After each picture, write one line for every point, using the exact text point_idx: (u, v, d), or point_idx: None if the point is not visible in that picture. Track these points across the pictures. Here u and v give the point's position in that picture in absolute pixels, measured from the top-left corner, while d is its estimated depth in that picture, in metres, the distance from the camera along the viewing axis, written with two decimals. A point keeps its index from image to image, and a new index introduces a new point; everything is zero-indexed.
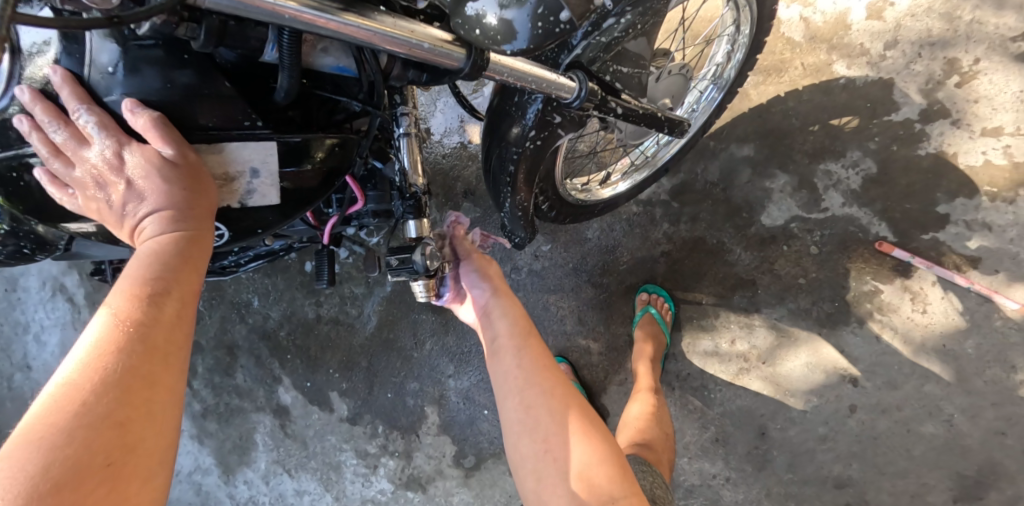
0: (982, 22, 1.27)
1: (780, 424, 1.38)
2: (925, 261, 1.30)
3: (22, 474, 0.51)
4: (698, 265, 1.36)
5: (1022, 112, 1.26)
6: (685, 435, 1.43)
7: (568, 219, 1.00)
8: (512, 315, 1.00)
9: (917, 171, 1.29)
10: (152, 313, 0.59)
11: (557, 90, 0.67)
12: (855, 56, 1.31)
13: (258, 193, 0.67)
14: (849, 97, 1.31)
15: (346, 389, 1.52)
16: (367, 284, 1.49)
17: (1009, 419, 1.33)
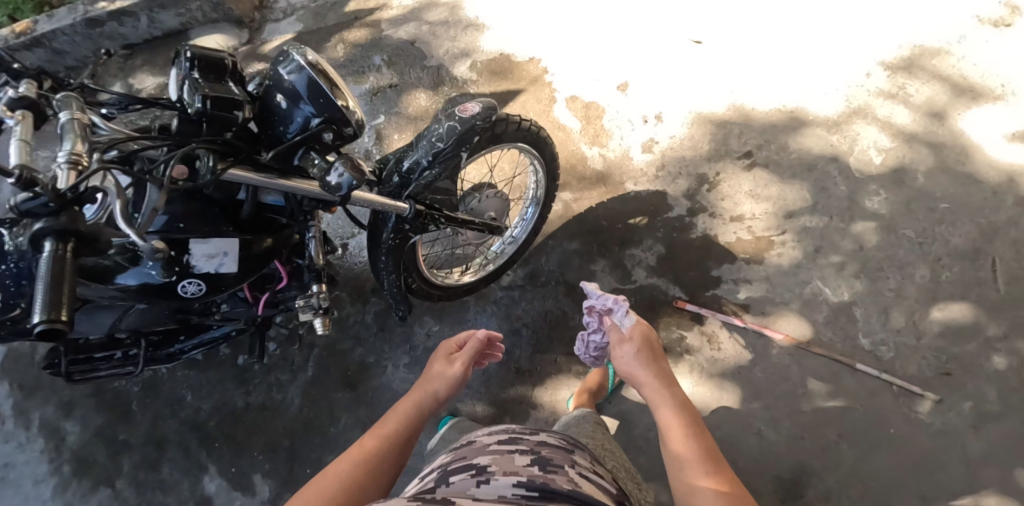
0: (715, 150, 1.94)
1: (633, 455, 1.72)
2: (709, 310, 1.82)
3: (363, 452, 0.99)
4: (552, 332, 1.81)
5: (753, 205, 1.90)
6: None
7: (435, 294, 1.52)
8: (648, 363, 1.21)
9: (692, 248, 1.86)
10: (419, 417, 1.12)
11: (397, 209, 1.21)
12: (639, 177, 1.92)
13: (225, 265, 1.06)
14: (638, 203, 1.89)
15: (269, 471, 1.85)
16: (292, 371, 1.93)
17: (802, 426, 1.73)
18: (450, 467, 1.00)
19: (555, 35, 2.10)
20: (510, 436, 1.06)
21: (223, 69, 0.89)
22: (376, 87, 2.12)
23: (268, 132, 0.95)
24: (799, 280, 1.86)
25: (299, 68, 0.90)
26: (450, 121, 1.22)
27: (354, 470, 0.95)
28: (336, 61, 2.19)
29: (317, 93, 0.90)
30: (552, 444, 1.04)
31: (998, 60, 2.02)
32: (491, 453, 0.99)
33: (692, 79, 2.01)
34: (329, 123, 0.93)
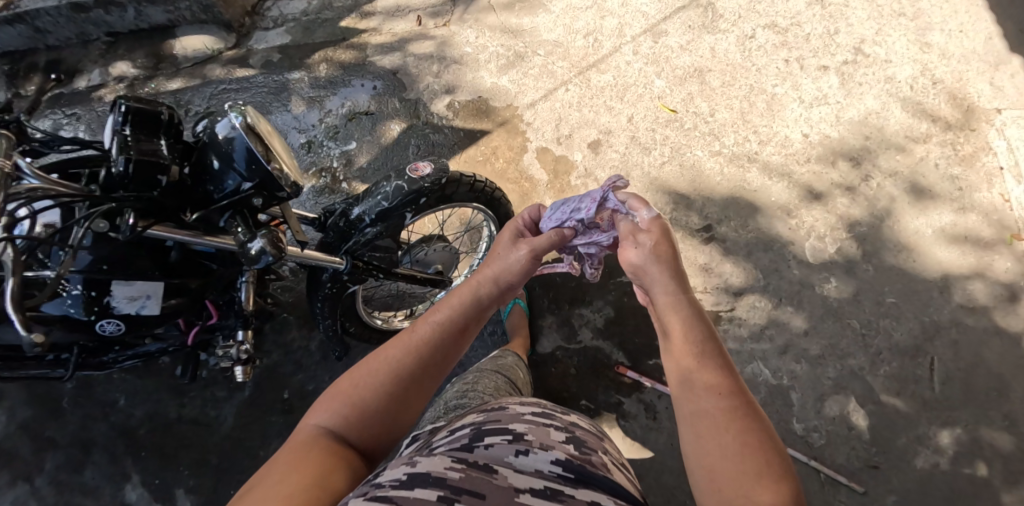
0: (675, 220, 1.98)
1: None
2: (651, 380, 1.80)
3: (391, 364, 1.02)
4: None
5: (703, 279, 1.94)
6: None
7: (373, 338, 1.55)
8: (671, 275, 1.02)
9: (640, 315, 1.89)
10: (469, 323, 1.11)
11: (331, 264, 1.25)
12: None
13: (147, 306, 1.06)
14: None
15: (192, 486, 1.87)
16: (230, 389, 1.95)
17: None
18: (481, 427, 0.96)
19: (536, 83, 2.12)
20: (543, 411, 1.04)
21: (158, 124, 0.90)
22: (353, 112, 2.12)
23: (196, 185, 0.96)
24: (739, 358, 1.89)
25: (235, 130, 0.91)
26: (403, 180, 1.28)
27: (404, 365, 1.02)
28: (317, 79, 2.18)
29: (249, 157, 0.92)
30: (583, 428, 1.03)
31: (957, 164, 2.08)
32: (527, 422, 0.97)
33: (662, 145, 2.04)
34: (258, 185, 0.94)
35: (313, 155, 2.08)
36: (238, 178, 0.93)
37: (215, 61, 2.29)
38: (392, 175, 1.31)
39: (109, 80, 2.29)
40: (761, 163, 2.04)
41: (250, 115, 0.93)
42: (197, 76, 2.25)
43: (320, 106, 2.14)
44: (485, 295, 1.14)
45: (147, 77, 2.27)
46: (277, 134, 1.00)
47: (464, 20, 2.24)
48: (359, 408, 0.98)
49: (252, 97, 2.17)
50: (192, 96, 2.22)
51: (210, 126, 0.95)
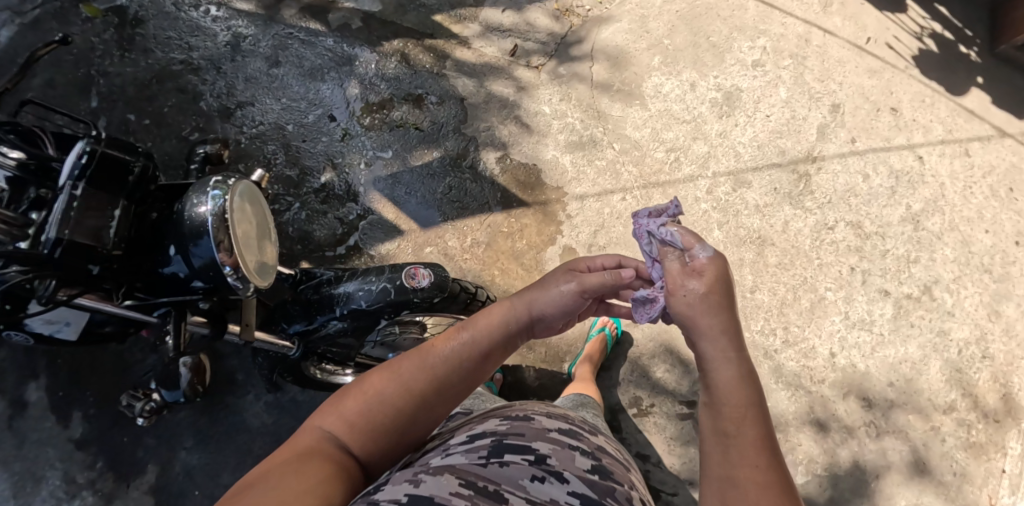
0: (665, 381, 1.84)
1: None
2: None
3: (416, 378, 0.94)
4: None
5: (664, 452, 1.79)
6: None
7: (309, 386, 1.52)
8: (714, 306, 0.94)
9: None
10: (502, 346, 1.03)
11: (280, 346, 1.20)
12: None
13: (62, 332, 0.98)
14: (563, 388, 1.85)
15: (91, 416, 1.87)
16: None
17: None
18: (502, 442, 0.88)
19: (596, 178, 1.97)
20: (570, 428, 0.98)
21: (122, 178, 0.87)
22: (405, 122, 1.99)
23: (144, 251, 0.91)
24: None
25: (211, 212, 0.87)
26: (393, 280, 1.20)
27: (419, 384, 0.93)
28: (387, 68, 2.03)
29: (212, 244, 0.86)
30: (611, 455, 0.97)
31: (964, 450, 1.86)
32: (551, 443, 0.90)
33: None
34: (213, 280, 0.88)
35: (347, 147, 1.95)
36: (193, 262, 0.87)
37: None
38: (380, 275, 1.21)
39: None
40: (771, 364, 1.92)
41: (233, 195, 0.89)
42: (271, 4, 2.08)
43: (376, 99, 1.99)
44: (517, 320, 1.05)
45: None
46: (259, 210, 0.95)
47: (555, 77, 2.08)
48: (369, 421, 0.89)
49: (316, 57, 2.02)
50: (257, 32, 2.04)
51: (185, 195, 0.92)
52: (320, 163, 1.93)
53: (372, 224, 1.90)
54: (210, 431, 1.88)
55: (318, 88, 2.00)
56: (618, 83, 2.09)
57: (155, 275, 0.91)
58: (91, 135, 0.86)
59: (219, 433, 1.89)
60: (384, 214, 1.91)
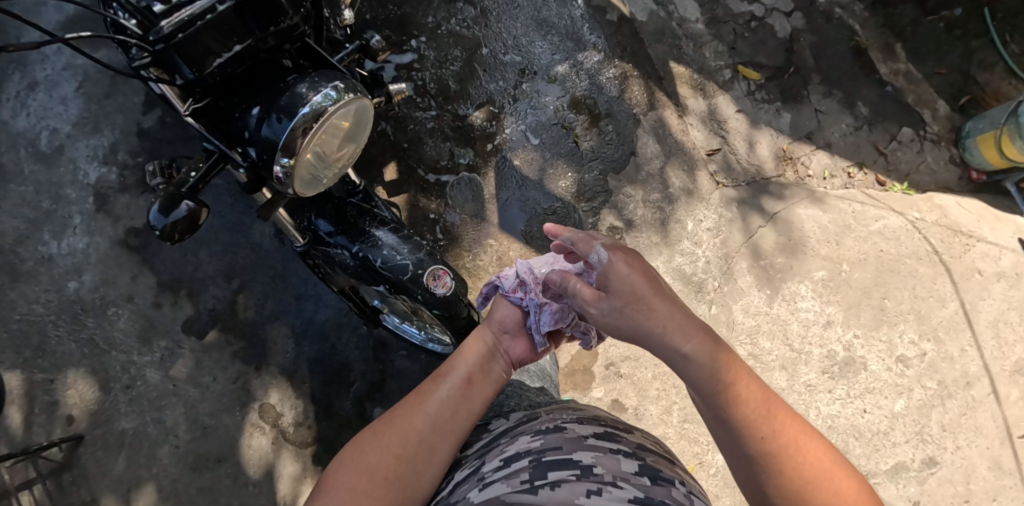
0: None
1: (226, 465, 1.87)
2: None
3: (410, 429, 1.08)
4: (332, 373, 1.95)
5: None
6: (201, 393, 1.90)
7: None
8: (636, 270, 1.13)
9: None
10: (476, 383, 1.19)
11: (291, 231, 1.19)
12: None
13: None
14: None
15: (167, 124, 2.02)
16: None
17: None
18: (542, 460, 0.96)
19: None
20: (604, 432, 1.06)
21: (267, 17, 0.86)
22: (576, 132, 1.96)
23: (241, 86, 0.92)
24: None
25: (312, 109, 0.85)
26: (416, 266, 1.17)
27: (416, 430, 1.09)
28: (602, 78, 1.99)
29: (288, 136, 0.86)
30: (652, 450, 1.04)
31: None
32: (591, 452, 0.98)
33: None
34: (265, 160, 0.90)
35: (515, 109, 1.95)
36: (264, 131, 0.88)
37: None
38: (417, 255, 1.17)
39: None
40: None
41: (344, 113, 0.87)
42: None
43: (572, 95, 1.98)
44: (482, 352, 1.23)
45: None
46: (358, 135, 0.92)
47: (726, 208, 1.95)
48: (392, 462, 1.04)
49: (562, 20, 2.03)
50: None
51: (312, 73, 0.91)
52: (482, 101, 1.94)
53: (474, 182, 1.90)
54: (223, 209, 1.97)
55: (539, 45, 2.00)
56: (771, 261, 1.91)
57: (230, 112, 0.93)
58: None
59: (229, 217, 1.98)
60: (489, 183, 1.90)
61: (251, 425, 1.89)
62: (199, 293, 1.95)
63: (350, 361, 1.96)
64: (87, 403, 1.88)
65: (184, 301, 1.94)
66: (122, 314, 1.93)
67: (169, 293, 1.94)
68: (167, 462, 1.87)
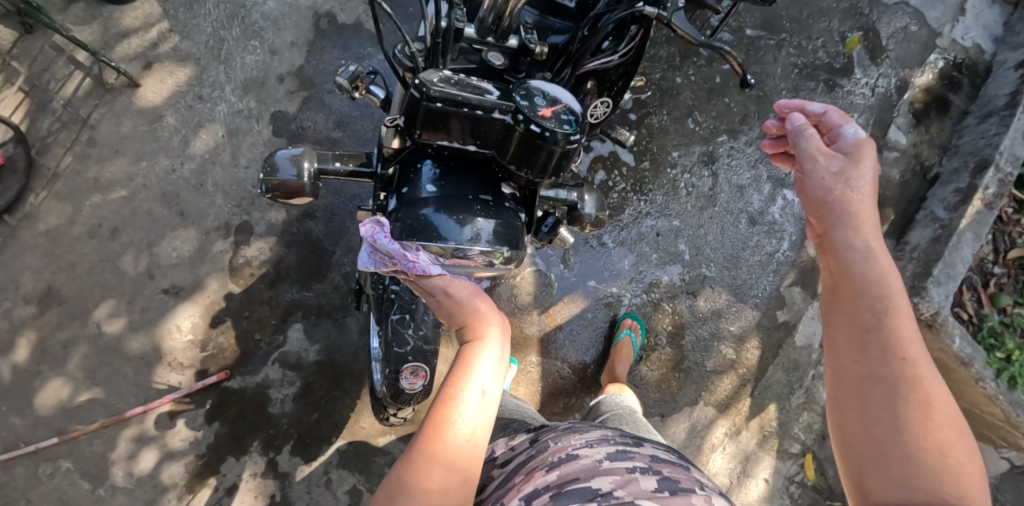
0: None
1: (179, 222, 1.90)
2: (195, 387, 1.85)
3: (440, 469, 0.83)
4: (310, 261, 1.94)
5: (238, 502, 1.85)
6: (227, 161, 1.93)
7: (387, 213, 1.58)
8: (872, 169, 0.95)
9: (252, 422, 1.87)
10: (490, 385, 0.90)
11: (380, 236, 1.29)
12: (348, 445, 1.92)
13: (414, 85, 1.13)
14: (328, 423, 1.91)
15: None
16: None
17: (65, 347, 1.83)
18: (563, 492, 0.88)
19: None
20: (617, 453, 0.97)
21: (521, 160, 0.92)
22: (651, 351, 1.93)
23: (452, 155, 1.02)
24: (154, 475, 1.83)
25: (466, 245, 0.94)
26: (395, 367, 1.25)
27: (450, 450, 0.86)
28: (713, 342, 1.96)
29: (434, 235, 0.95)
30: (659, 459, 0.98)
31: None
32: (609, 478, 0.89)
33: None
34: (401, 219, 0.97)
35: (638, 282, 1.95)
36: (424, 207, 0.97)
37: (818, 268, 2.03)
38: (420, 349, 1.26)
39: None
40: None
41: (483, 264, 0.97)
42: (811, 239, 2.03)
43: (687, 323, 1.96)
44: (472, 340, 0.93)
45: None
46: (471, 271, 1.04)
47: None
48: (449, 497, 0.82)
49: (746, 273, 1.99)
50: (793, 229, 2.02)
51: (500, 208, 1.00)
52: (627, 250, 1.95)
53: (550, 288, 1.89)
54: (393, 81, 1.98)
55: (710, 267, 1.98)
56: None
57: (425, 155, 1.02)
58: (566, 140, 0.88)
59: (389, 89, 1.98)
60: (556, 303, 1.89)
61: (224, 224, 1.91)
62: (311, 108, 1.97)
63: (329, 272, 1.95)
64: (164, 74, 1.93)
65: (297, 99, 1.97)
66: (255, 53, 1.96)
67: (296, 83, 1.97)
68: (152, 171, 1.90)
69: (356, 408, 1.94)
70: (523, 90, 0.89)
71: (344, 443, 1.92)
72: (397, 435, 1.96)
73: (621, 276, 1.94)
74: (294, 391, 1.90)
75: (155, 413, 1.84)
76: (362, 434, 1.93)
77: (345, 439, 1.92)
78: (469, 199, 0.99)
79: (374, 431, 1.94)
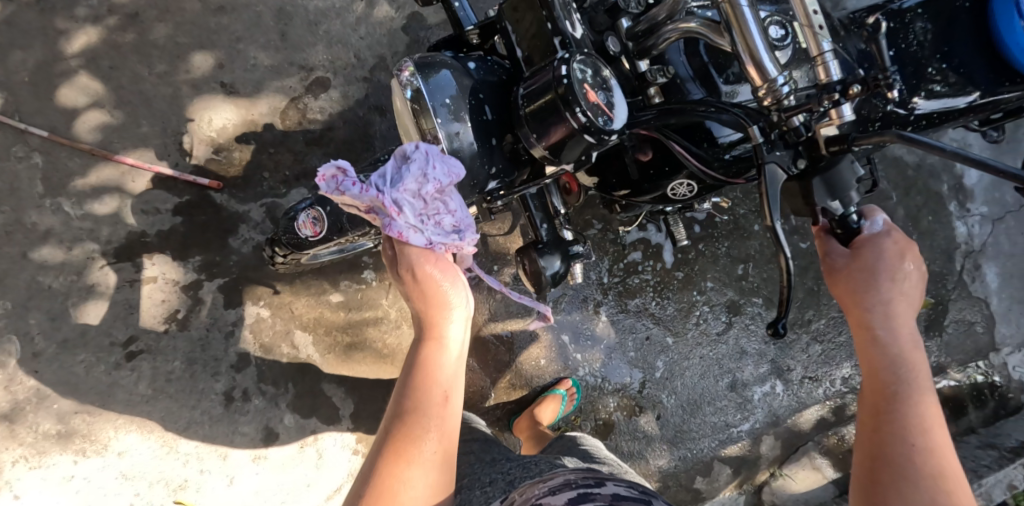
0: (180, 353, 1.84)
1: (274, 39, 1.94)
2: (185, 177, 1.86)
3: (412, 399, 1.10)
4: (352, 147, 1.96)
5: (146, 292, 1.84)
6: (349, 22, 1.98)
7: None
8: (903, 254, 1.09)
9: (208, 238, 1.88)
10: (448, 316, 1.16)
11: None
12: (267, 314, 1.90)
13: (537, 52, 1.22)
14: (265, 284, 1.90)
15: None
16: None
17: (110, 68, 1.86)
18: None
19: None
20: (578, 494, 0.97)
21: (536, 112, 1.03)
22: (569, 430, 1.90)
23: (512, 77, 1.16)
24: (99, 220, 1.83)
25: (439, 125, 1.04)
26: (326, 209, 1.37)
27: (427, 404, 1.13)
28: (626, 460, 1.91)
29: (436, 94, 1.05)
30: (620, 495, 0.98)
31: None
32: None
33: (207, 439, 1.83)
34: (433, 62, 1.08)
35: (602, 365, 1.94)
36: (448, 72, 1.07)
37: (757, 463, 1.98)
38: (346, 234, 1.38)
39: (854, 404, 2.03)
40: (80, 449, 1.77)
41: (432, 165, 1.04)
42: (769, 436, 1.98)
43: (614, 426, 1.93)
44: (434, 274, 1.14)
45: (820, 422, 2.01)
46: None
47: None
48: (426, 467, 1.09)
49: (696, 425, 1.95)
50: (763, 420, 1.97)
51: (486, 141, 1.10)
52: (611, 332, 1.95)
53: (526, 312, 1.91)
54: None
55: (669, 397, 1.95)
56: None
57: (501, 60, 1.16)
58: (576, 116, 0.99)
59: None
60: (523, 329, 1.91)
61: (310, 68, 1.96)
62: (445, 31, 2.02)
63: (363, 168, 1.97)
64: None
65: (440, 17, 2.03)
66: None
67: None
68: None
69: (296, 291, 1.91)
70: (598, 82, 1.01)
71: (265, 312, 1.89)
72: (311, 340, 1.92)
73: (587, 351, 1.94)
74: (260, 239, 1.90)
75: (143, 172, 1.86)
76: (284, 315, 1.91)
77: (268, 310, 1.90)
78: (480, 106, 1.10)
79: (295, 322, 1.91)
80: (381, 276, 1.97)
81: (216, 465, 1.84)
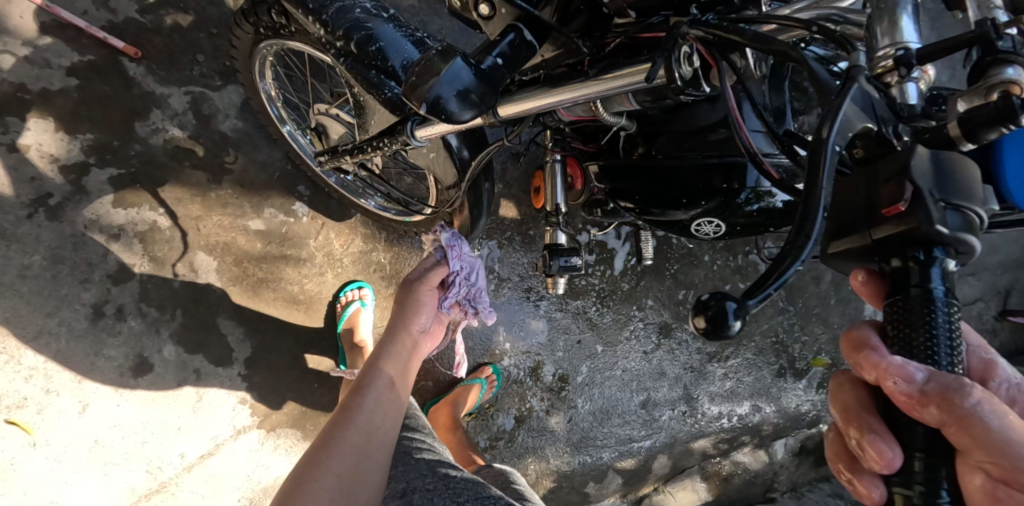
0: (44, 243, 1.50)
1: None
2: (95, 32, 1.50)
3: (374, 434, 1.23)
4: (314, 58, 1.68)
5: (12, 161, 1.47)
6: None
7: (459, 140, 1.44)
8: None
9: (111, 116, 1.54)
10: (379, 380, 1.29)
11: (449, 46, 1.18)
12: (167, 223, 1.60)
13: None
14: (173, 187, 1.60)
15: None
16: None
17: None
18: None
19: (244, 452, 1.67)
20: None
21: None
22: (479, 417, 1.83)
23: None
24: None
25: None
26: None
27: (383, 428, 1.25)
28: (527, 455, 1.88)
29: None
30: None
31: None
32: None
33: (58, 353, 1.51)
34: None
35: (528, 359, 1.87)
36: None
37: (644, 478, 2.03)
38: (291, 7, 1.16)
39: (742, 439, 2.13)
40: None
41: None
42: (663, 456, 2.03)
43: (522, 420, 1.87)
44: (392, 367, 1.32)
45: (708, 450, 2.09)
46: None
47: None
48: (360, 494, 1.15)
49: (602, 434, 1.95)
50: (662, 437, 2.01)
51: None
52: (545, 328, 1.87)
53: None
54: None
55: (585, 403, 1.92)
56: None
57: None
58: None
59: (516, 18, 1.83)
60: None
61: None
62: None
63: (321, 83, 1.68)
64: None
65: None
66: None
67: None
68: None
69: (207, 207, 1.63)
70: None
71: (163, 222, 1.60)
72: (214, 266, 1.64)
73: (513, 342, 1.85)
74: (178, 136, 1.61)
75: (36, 8, 1.48)
76: (187, 229, 1.62)
77: (168, 221, 1.60)
78: None
79: (199, 242, 1.63)
80: (313, 215, 1.72)
81: (66, 390, 1.53)
